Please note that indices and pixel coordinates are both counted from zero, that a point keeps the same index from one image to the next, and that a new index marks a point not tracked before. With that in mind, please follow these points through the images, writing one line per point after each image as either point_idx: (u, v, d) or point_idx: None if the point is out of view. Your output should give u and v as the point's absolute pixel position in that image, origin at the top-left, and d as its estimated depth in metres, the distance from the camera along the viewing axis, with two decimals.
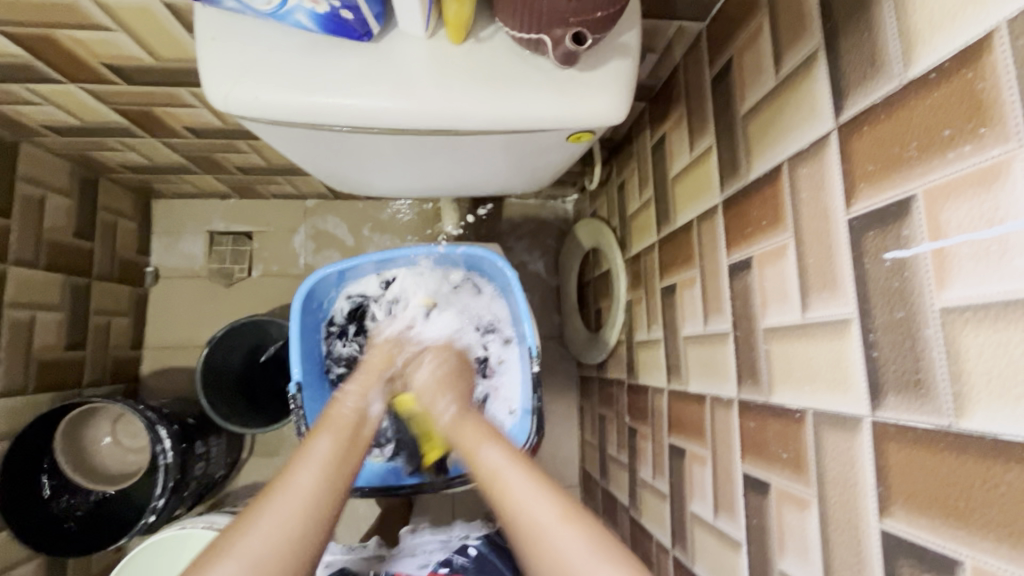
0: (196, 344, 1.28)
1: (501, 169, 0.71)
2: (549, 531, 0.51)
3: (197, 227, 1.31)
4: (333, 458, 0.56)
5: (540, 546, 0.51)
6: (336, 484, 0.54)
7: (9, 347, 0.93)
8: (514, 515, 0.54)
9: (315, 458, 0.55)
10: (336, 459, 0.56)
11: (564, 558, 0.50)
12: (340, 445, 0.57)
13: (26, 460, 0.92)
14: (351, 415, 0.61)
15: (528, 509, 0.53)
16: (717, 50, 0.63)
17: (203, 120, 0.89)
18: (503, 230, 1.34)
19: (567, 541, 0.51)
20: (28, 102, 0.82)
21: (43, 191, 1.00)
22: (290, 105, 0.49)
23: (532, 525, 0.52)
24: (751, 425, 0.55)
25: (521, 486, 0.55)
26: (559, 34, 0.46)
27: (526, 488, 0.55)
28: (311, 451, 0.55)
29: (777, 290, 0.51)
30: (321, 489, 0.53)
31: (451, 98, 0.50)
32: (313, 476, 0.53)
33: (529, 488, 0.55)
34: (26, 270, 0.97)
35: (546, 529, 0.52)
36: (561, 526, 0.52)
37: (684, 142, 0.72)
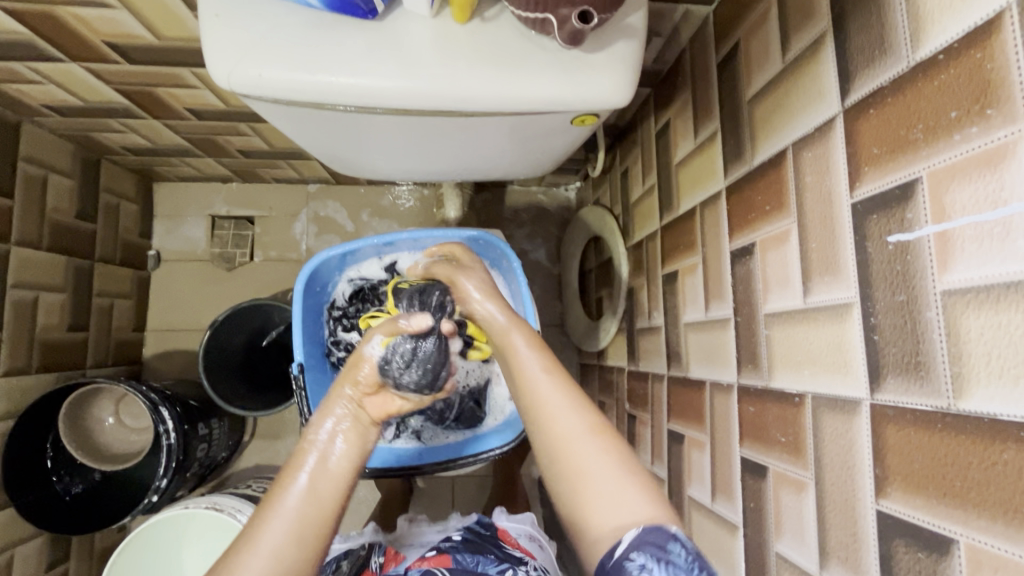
0: (198, 327, 1.29)
1: (505, 152, 0.71)
2: (581, 442, 0.47)
3: (199, 211, 1.31)
4: (313, 506, 0.48)
5: (567, 456, 0.46)
6: (310, 535, 0.47)
7: (13, 327, 0.94)
8: (545, 423, 0.49)
9: (288, 509, 0.47)
10: (313, 506, 0.48)
11: (589, 472, 0.45)
12: (318, 494, 0.49)
13: (31, 438, 0.93)
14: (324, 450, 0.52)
15: (558, 421, 0.48)
16: (723, 35, 0.63)
17: (206, 101, 0.89)
18: (505, 217, 1.34)
19: (596, 458, 0.46)
20: (30, 81, 0.82)
21: (45, 171, 0.99)
22: (294, 84, 0.49)
23: (565, 435, 0.47)
24: (750, 409, 0.56)
25: (557, 402, 0.49)
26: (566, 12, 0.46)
27: (551, 389, 0.50)
28: (282, 498, 0.48)
29: (778, 275, 0.51)
30: (298, 531, 0.46)
31: (456, 78, 0.50)
32: (286, 531, 0.46)
33: (562, 400, 0.49)
34: (27, 249, 0.96)
35: (577, 440, 0.47)
36: (593, 436, 0.47)
37: (688, 127, 0.72)
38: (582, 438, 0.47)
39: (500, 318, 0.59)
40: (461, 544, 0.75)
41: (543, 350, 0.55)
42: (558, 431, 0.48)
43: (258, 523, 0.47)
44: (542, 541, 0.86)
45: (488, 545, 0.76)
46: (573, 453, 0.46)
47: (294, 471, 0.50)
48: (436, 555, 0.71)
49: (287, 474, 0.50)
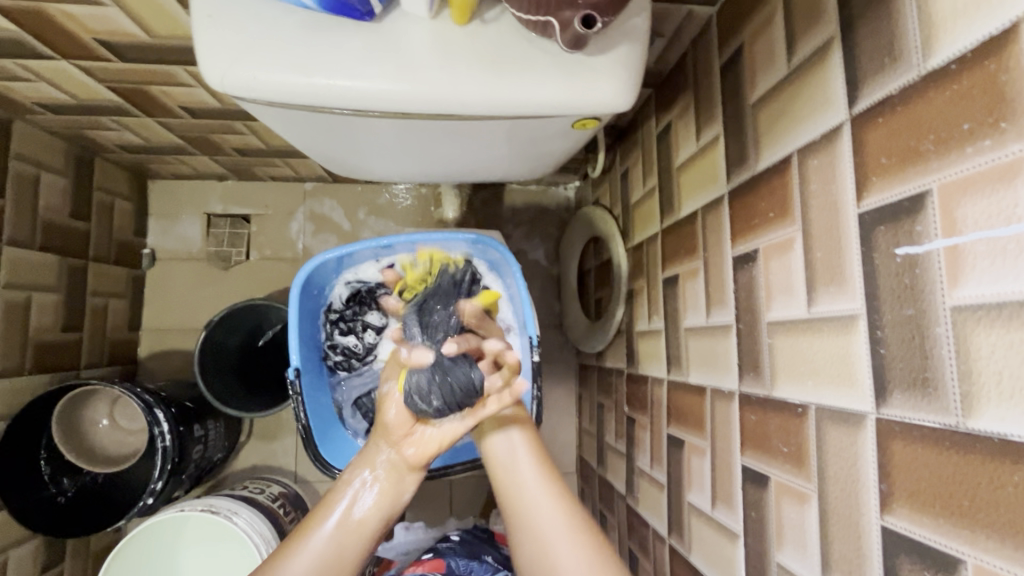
0: (194, 327, 1.28)
1: (505, 155, 0.70)
2: (561, 545, 0.57)
3: (194, 209, 1.30)
4: (336, 546, 0.58)
5: (545, 558, 0.57)
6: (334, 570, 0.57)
7: (5, 329, 0.93)
8: (533, 528, 0.60)
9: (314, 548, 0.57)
10: (334, 550, 0.57)
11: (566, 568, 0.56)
12: (341, 537, 0.58)
13: (24, 440, 0.92)
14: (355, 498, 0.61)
15: (542, 523, 0.60)
16: (726, 37, 0.62)
17: (200, 99, 0.87)
18: (503, 216, 1.33)
19: (573, 556, 0.56)
20: (21, 79, 0.80)
21: (38, 170, 0.98)
22: (290, 88, 0.48)
23: (548, 539, 0.58)
24: (751, 418, 0.55)
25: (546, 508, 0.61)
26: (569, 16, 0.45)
27: (541, 496, 0.62)
28: (311, 538, 0.58)
29: (782, 283, 0.50)
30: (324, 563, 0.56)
31: (456, 81, 0.49)
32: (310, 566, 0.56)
33: (546, 505, 0.61)
34: (20, 250, 0.95)
35: (560, 539, 0.58)
36: (572, 535, 0.58)
37: (690, 130, 0.71)
38: (564, 537, 0.58)
39: (507, 414, 0.69)
40: (457, 547, 0.74)
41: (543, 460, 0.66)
42: (541, 530, 0.59)
43: (289, 553, 0.57)
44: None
45: (485, 547, 0.76)
46: (555, 554, 0.57)
47: (326, 512, 0.60)
48: (430, 559, 0.72)
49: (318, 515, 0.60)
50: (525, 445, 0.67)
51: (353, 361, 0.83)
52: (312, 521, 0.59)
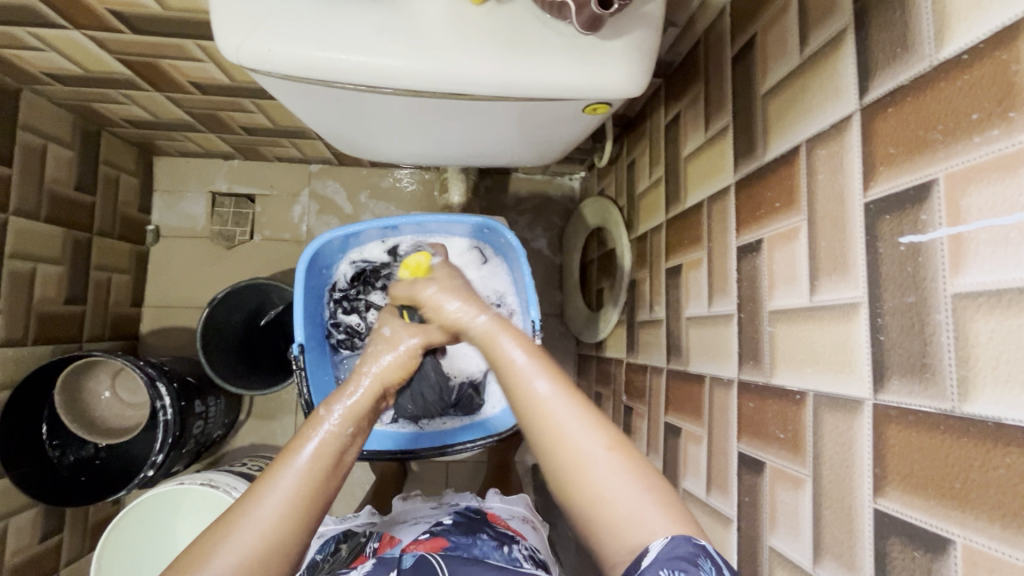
0: (197, 305, 1.29)
1: (513, 138, 0.70)
2: (593, 463, 0.46)
3: (199, 187, 1.30)
4: (310, 482, 0.48)
5: (579, 479, 0.46)
6: (308, 508, 0.47)
7: (9, 298, 0.93)
8: (554, 444, 0.48)
9: (283, 485, 0.47)
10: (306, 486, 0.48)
11: (608, 492, 0.45)
12: (318, 471, 0.49)
13: (27, 408, 0.93)
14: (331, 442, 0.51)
15: (571, 442, 0.47)
16: (739, 26, 0.62)
17: (210, 75, 0.87)
18: (507, 204, 1.33)
19: (614, 473, 0.46)
20: (31, 48, 0.80)
21: (44, 140, 0.98)
22: (304, 61, 0.48)
23: (586, 451, 0.47)
24: (749, 404, 0.56)
25: (570, 424, 0.48)
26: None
27: (561, 407, 0.49)
28: (279, 476, 0.48)
29: (785, 273, 0.51)
30: (288, 509, 0.46)
31: (469, 59, 0.49)
32: (281, 508, 0.46)
33: (571, 418, 0.49)
34: (27, 220, 0.96)
35: (593, 460, 0.46)
36: (608, 454, 0.47)
37: (699, 120, 0.71)
38: (597, 456, 0.47)
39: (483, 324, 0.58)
40: (454, 527, 0.75)
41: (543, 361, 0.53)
42: (573, 456, 0.47)
43: (260, 493, 0.47)
44: (535, 522, 0.88)
45: (479, 527, 0.77)
46: (589, 474, 0.46)
47: (297, 448, 0.50)
48: (431, 539, 0.71)
49: (291, 449, 0.50)
50: (525, 357, 0.53)
51: (356, 339, 0.83)
52: (275, 469, 0.49)
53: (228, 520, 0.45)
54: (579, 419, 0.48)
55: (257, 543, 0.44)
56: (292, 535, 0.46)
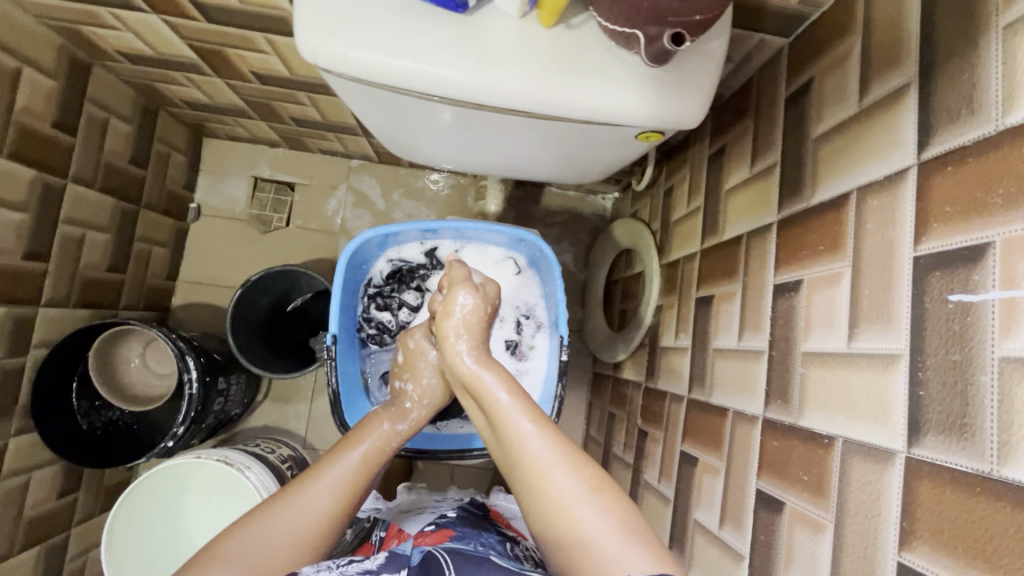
0: (228, 285, 1.32)
1: (559, 156, 0.72)
2: (575, 502, 0.53)
3: (242, 171, 1.34)
4: (353, 476, 0.63)
5: (562, 517, 0.53)
6: (346, 500, 0.61)
7: (58, 260, 0.97)
8: (539, 481, 0.56)
9: (333, 476, 0.62)
10: (341, 480, 0.62)
11: (590, 533, 0.52)
12: (355, 473, 0.63)
13: (61, 368, 0.96)
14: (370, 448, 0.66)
15: (552, 483, 0.55)
16: (796, 69, 0.63)
17: (271, 67, 0.91)
18: (538, 216, 1.35)
19: (592, 514, 0.52)
20: (109, 28, 0.84)
21: (107, 114, 1.02)
22: (376, 67, 0.50)
23: (570, 492, 0.54)
24: (773, 443, 0.57)
25: (554, 466, 0.56)
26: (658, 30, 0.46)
27: (544, 451, 0.57)
28: (330, 468, 0.62)
29: (823, 316, 0.52)
30: (325, 498, 0.60)
31: (533, 81, 0.51)
32: (322, 495, 0.60)
33: (552, 461, 0.56)
34: (83, 187, 1.00)
35: (575, 503, 0.53)
36: (591, 495, 0.54)
37: (744, 155, 0.72)
38: (579, 500, 0.54)
39: (470, 365, 0.67)
40: (460, 520, 0.76)
41: (531, 405, 0.62)
42: (554, 496, 0.54)
43: (305, 484, 0.61)
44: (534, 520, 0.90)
45: (483, 522, 0.78)
46: (569, 514, 0.53)
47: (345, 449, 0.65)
48: (436, 533, 0.71)
49: (342, 448, 0.65)
50: (512, 404, 0.62)
51: (385, 336, 0.84)
52: (320, 466, 0.63)
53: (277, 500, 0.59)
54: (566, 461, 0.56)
55: (295, 518, 0.58)
56: (327, 520, 0.59)
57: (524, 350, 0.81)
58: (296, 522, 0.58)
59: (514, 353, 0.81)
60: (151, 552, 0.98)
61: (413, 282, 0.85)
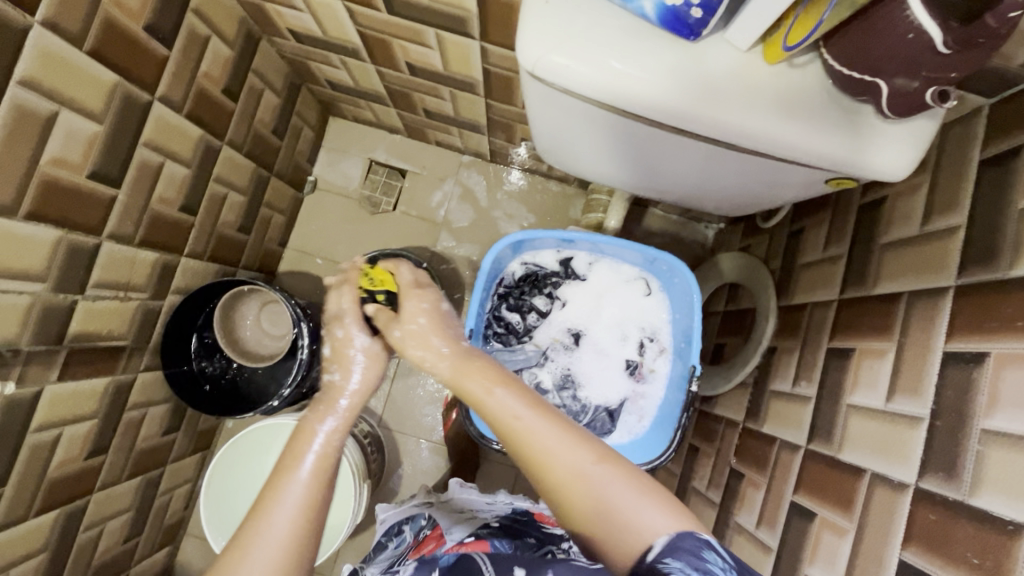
0: (333, 258, 1.38)
1: (720, 182, 0.72)
2: (589, 476, 0.56)
3: (360, 152, 1.40)
4: (313, 488, 0.61)
5: (580, 491, 0.56)
6: (314, 515, 0.59)
7: (204, 216, 1.04)
8: (544, 462, 0.58)
9: (290, 500, 0.59)
10: (302, 491, 0.60)
11: (611, 503, 0.54)
12: (316, 479, 0.62)
13: (188, 315, 1.03)
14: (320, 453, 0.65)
15: (565, 459, 0.57)
16: (998, 132, 0.61)
17: (429, 61, 0.94)
18: (638, 235, 1.35)
19: (607, 484, 0.55)
20: (294, 8, 0.90)
21: (264, 86, 1.09)
22: (597, 85, 0.52)
23: (571, 473, 0.57)
24: (930, 517, 0.54)
25: (560, 444, 0.58)
26: (909, 85, 0.47)
27: (551, 431, 0.59)
28: (282, 493, 0.60)
29: (1017, 397, 0.50)
30: (296, 514, 0.58)
31: (752, 115, 0.52)
32: (290, 516, 0.58)
33: (561, 440, 0.59)
34: (234, 152, 1.06)
35: (584, 475, 0.56)
36: (599, 468, 0.57)
37: (912, 211, 0.70)
38: (591, 472, 0.56)
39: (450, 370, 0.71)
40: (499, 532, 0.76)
41: (522, 393, 0.64)
42: (569, 471, 0.57)
43: (267, 510, 0.58)
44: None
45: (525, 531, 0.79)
46: (587, 489, 0.56)
47: (294, 466, 0.63)
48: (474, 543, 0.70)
49: (289, 468, 0.63)
50: (510, 395, 0.64)
51: (511, 337, 0.84)
52: (271, 493, 0.60)
53: (248, 531, 0.57)
54: (567, 436, 0.59)
55: (274, 541, 0.56)
56: (303, 537, 0.58)
57: (644, 372, 0.81)
58: (278, 544, 0.56)
59: (633, 373, 0.81)
60: (217, 510, 1.05)
61: (546, 290, 0.84)
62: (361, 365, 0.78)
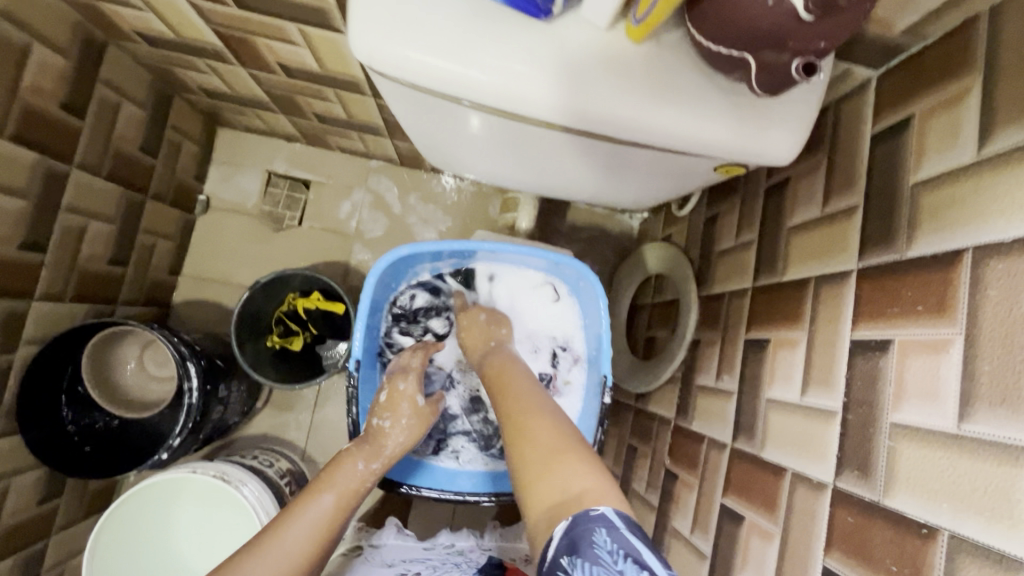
0: (234, 283, 1.25)
1: (612, 179, 0.68)
2: (529, 437, 0.55)
3: (256, 164, 1.28)
4: (330, 513, 0.59)
5: (518, 451, 0.54)
6: (321, 544, 0.57)
7: (56, 251, 0.90)
8: (510, 428, 0.58)
9: (307, 518, 0.58)
10: (315, 517, 0.58)
11: (534, 459, 0.53)
12: (337, 507, 0.60)
13: (49, 371, 0.90)
14: (352, 481, 0.63)
15: (518, 423, 0.57)
16: (887, 105, 0.58)
17: (301, 60, 0.84)
18: (561, 230, 1.29)
19: (540, 444, 0.54)
20: (130, 6, 0.78)
21: (120, 98, 0.96)
22: (442, 76, 0.45)
23: (520, 435, 0.56)
24: (849, 519, 0.51)
25: (523, 410, 0.58)
26: (778, 58, 0.42)
27: (525, 402, 0.60)
28: (304, 510, 0.58)
29: (922, 386, 0.46)
30: (303, 538, 0.56)
31: (621, 102, 0.47)
32: (300, 539, 0.56)
33: (524, 409, 0.58)
34: (88, 174, 0.93)
35: (522, 437, 0.55)
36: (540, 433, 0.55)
37: (814, 192, 0.66)
38: (530, 435, 0.55)
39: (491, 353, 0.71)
40: None
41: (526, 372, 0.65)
42: (519, 433, 0.56)
43: (283, 526, 0.57)
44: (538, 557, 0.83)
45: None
46: (522, 451, 0.54)
47: (319, 488, 0.61)
48: None
49: (314, 489, 0.61)
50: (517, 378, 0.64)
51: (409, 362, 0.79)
52: (295, 507, 0.59)
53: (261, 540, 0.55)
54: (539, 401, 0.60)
55: (274, 560, 0.53)
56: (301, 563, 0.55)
57: (559, 384, 0.78)
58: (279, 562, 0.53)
59: (548, 387, 0.78)
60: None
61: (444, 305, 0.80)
62: (408, 423, 0.69)
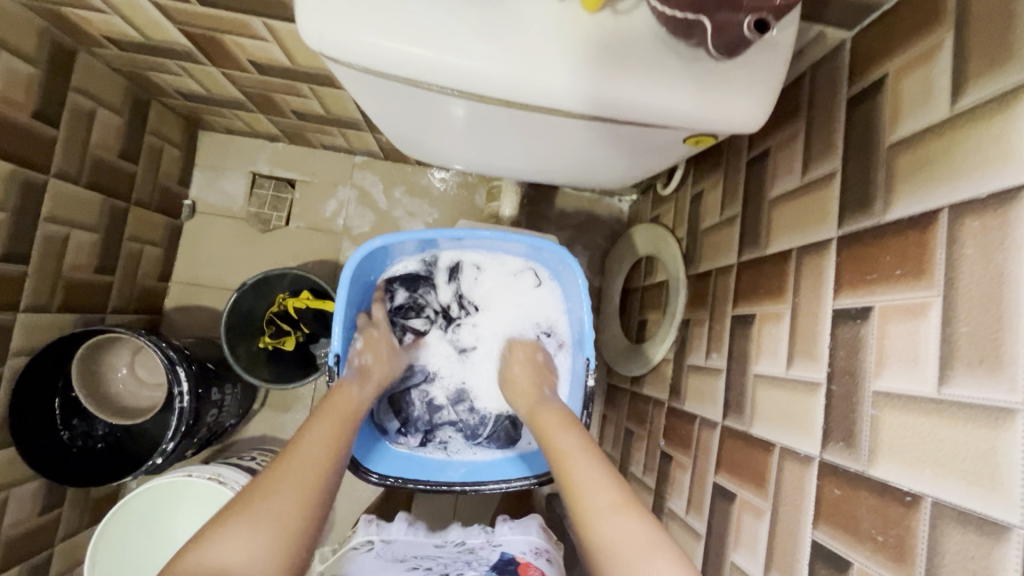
0: (224, 286, 1.25)
1: (582, 161, 0.68)
2: (604, 517, 0.52)
3: (240, 165, 1.27)
4: (330, 447, 0.60)
5: (592, 529, 0.52)
6: (325, 475, 0.57)
7: (39, 263, 0.90)
8: (576, 495, 0.55)
9: (306, 458, 0.57)
10: (316, 452, 0.58)
11: (616, 545, 0.50)
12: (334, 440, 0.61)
13: (41, 383, 0.90)
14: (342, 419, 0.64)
15: (589, 496, 0.55)
16: (862, 67, 0.56)
17: (271, 56, 0.83)
18: (549, 217, 1.28)
19: (618, 528, 0.51)
20: (94, 10, 0.77)
21: (95, 105, 0.95)
22: (394, 57, 0.44)
23: (590, 510, 0.53)
24: (835, 491, 0.50)
25: (589, 479, 0.56)
26: (734, 18, 0.42)
27: (587, 470, 0.57)
28: (301, 451, 0.58)
29: (903, 352, 0.45)
30: (308, 473, 0.56)
31: (578, 77, 0.46)
32: (304, 473, 0.56)
33: (592, 478, 0.56)
34: (66, 184, 0.93)
35: (599, 515, 0.53)
36: (614, 510, 0.53)
37: (793, 162, 0.65)
38: (606, 513, 0.53)
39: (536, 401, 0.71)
40: None
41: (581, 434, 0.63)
42: (587, 508, 0.54)
43: (283, 467, 0.56)
44: (549, 553, 0.83)
45: None
46: (597, 529, 0.52)
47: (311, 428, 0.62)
48: None
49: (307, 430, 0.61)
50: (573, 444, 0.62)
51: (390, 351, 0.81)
52: (293, 447, 0.59)
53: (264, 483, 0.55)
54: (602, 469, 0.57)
55: (281, 502, 0.53)
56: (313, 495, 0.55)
57: None
58: (286, 501, 0.53)
59: None
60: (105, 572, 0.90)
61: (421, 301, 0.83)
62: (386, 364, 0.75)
